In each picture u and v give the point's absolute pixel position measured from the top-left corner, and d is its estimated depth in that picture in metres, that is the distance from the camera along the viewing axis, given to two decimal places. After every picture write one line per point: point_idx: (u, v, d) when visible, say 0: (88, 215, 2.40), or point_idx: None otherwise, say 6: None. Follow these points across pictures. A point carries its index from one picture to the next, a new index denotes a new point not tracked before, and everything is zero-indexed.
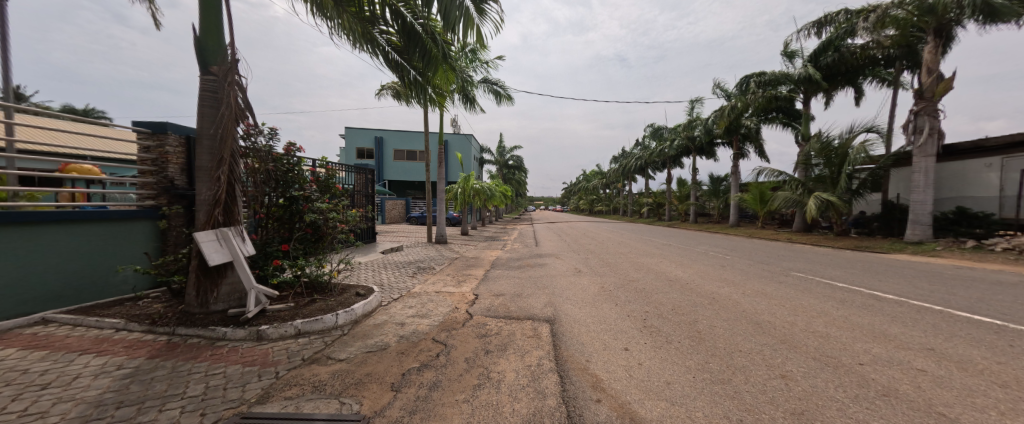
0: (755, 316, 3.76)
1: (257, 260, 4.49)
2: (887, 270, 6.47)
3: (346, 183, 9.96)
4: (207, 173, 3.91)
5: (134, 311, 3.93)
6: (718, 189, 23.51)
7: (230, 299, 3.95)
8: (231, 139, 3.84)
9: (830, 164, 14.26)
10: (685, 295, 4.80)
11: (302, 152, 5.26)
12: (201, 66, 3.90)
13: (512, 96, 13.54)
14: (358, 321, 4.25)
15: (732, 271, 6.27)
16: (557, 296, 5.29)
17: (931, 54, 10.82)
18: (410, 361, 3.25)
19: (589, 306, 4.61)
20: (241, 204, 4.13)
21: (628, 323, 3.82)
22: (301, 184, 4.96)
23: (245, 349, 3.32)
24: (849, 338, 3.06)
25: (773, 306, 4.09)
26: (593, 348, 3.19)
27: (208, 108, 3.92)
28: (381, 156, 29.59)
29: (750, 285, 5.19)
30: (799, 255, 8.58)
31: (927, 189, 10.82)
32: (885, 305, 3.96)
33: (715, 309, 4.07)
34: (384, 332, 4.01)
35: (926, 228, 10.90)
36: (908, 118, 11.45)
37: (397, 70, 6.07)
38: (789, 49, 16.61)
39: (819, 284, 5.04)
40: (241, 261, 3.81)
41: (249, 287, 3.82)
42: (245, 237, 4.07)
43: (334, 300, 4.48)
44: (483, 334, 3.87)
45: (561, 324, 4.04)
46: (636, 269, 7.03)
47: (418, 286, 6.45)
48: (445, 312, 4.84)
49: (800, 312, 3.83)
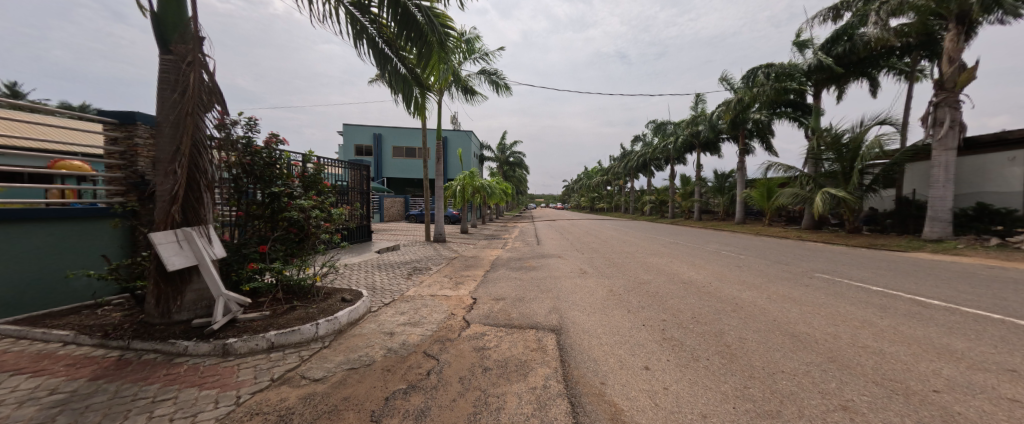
0: (789, 326, 3.32)
1: (229, 264, 4.04)
2: (918, 270, 5.99)
3: (337, 180, 9.49)
4: (165, 166, 3.46)
5: (89, 321, 3.48)
6: (723, 186, 22.98)
7: (197, 307, 3.50)
8: (196, 127, 3.41)
9: (842, 159, 13.65)
10: (703, 300, 4.36)
11: (285, 144, 4.84)
12: (159, 44, 3.45)
13: (512, 86, 13.04)
14: (342, 331, 3.81)
15: (751, 273, 5.81)
16: (562, 301, 4.85)
17: (952, 42, 10.26)
18: (396, 380, 2.82)
19: (599, 313, 4.17)
20: (208, 200, 3.69)
21: (645, 334, 3.39)
22: (284, 180, 4.56)
23: (206, 367, 2.89)
24: (909, 356, 2.62)
25: (806, 314, 3.65)
26: (608, 367, 2.76)
27: (167, 91, 3.47)
28: (379, 153, 29.16)
29: (773, 289, 4.74)
30: (816, 254, 8.12)
31: (948, 184, 10.34)
32: (935, 313, 3.50)
33: (742, 318, 3.63)
34: (371, 344, 3.57)
35: (946, 225, 10.42)
36: (928, 110, 10.91)
37: (382, 63, 5.52)
38: (801, 39, 16.16)
39: (850, 288, 4.59)
40: (207, 265, 3.40)
41: (217, 294, 3.40)
42: (213, 238, 3.64)
43: (317, 308, 4.03)
44: (482, 347, 3.43)
45: (567, 334, 3.60)
46: (645, 270, 6.58)
47: (411, 289, 6.01)
48: (439, 319, 4.40)
49: (840, 321, 3.40)
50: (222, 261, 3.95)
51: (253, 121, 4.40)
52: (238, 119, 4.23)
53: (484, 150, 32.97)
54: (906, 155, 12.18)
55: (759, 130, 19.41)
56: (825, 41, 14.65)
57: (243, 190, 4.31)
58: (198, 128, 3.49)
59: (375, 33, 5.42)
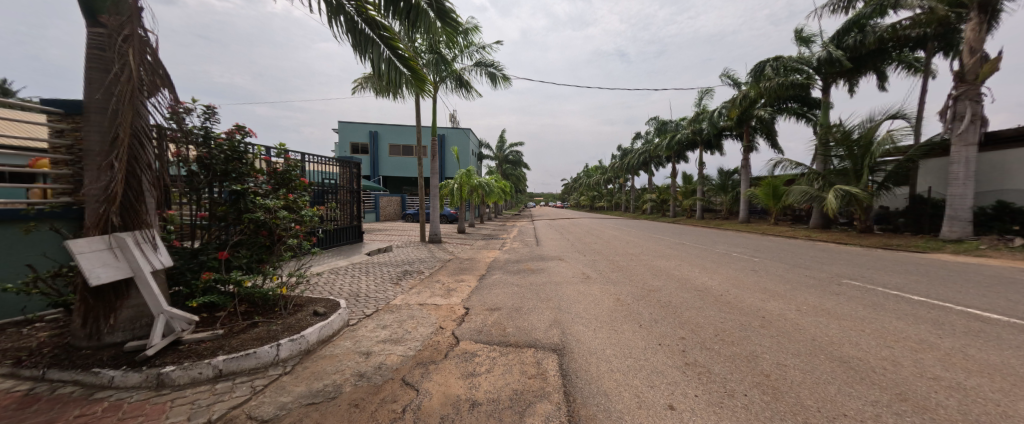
0: (833, 348, 2.82)
1: (182, 274, 3.53)
2: (952, 275, 5.47)
3: (321, 178, 8.89)
4: (95, 159, 2.83)
5: (4, 343, 2.94)
6: (727, 184, 22.50)
7: (135, 326, 2.96)
8: (132, 113, 2.82)
9: (852, 156, 13.09)
10: (724, 313, 3.84)
11: (253, 137, 4.33)
12: (86, 13, 2.83)
13: (509, 79, 12.47)
14: (310, 351, 3.29)
15: (770, 278, 5.31)
16: (563, 312, 4.34)
17: (973, 32, 9.72)
18: (363, 421, 2.29)
19: (607, 328, 3.65)
20: (152, 201, 3.13)
21: (663, 357, 2.86)
22: (250, 176, 4.07)
23: (132, 405, 2.35)
24: (997, 393, 2.11)
25: (848, 332, 3.14)
26: (623, 406, 2.23)
27: (96, 71, 2.85)
28: (376, 150, 28.65)
29: (801, 298, 4.23)
30: (834, 255, 7.61)
31: (968, 181, 9.84)
32: (1003, 331, 2.99)
33: (776, 336, 3.12)
34: (342, 369, 3.04)
35: (965, 225, 9.93)
36: (946, 103, 10.39)
37: (363, 45, 5.03)
38: (803, 34, 15.65)
39: (888, 298, 4.09)
40: (145, 277, 2.86)
41: (158, 311, 2.87)
42: (158, 245, 3.09)
43: (282, 324, 3.50)
44: (471, 372, 2.91)
45: (571, 355, 3.08)
46: (653, 275, 6.05)
47: (398, 297, 5.48)
48: (425, 334, 3.88)
49: (892, 342, 2.89)
50: (172, 270, 3.46)
51: (212, 109, 3.85)
52: (193, 106, 3.68)
53: (484, 148, 32.38)
54: (920, 151, 11.56)
55: (763, 127, 18.96)
56: (835, 32, 14.10)
57: (201, 188, 3.85)
58: (138, 115, 2.89)
59: (353, 12, 4.91)
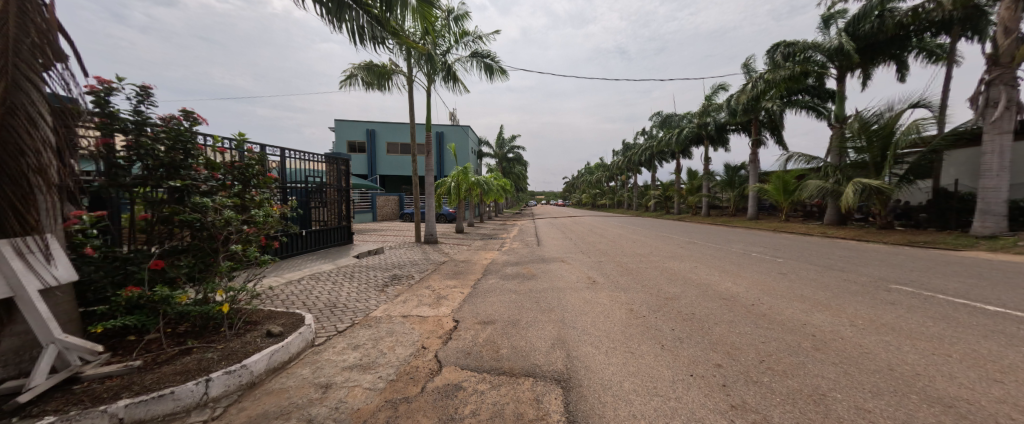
0: (924, 384, 2.16)
1: (104, 289, 2.90)
2: (1010, 277, 4.80)
3: (305, 176, 8.23)
4: None
5: None
6: (734, 180, 21.68)
7: (19, 359, 2.31)
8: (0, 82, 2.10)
9: (872, 147, 12.27)
10: (764, 330, 3.16)
11: (204, 124, 3.68)
12: None
13: (505, 70, 11.80)
14: (253, 386, 2.65)
15: (803, 283, 4.64)
16: (567, 327, 3.69)
17: (1009, 11, 8.88)
18: None
19: (622, 350, 3.00)
20: (44, 200, 2.39)
21: (698, 395, 2.21)
22: (193, 171, 3.43)
23: None
24: None
25: (933, 358, 2.47)
26: None
27: None
28: (373, 150, 28.06)
29: (852, 309, 3.55)
30: (862, 255, 6.95)
31: (1002, 172, 9.12)
32: None
33: (840, 365, 2.44)
34: (288, 410, 2.37)
35: (1000, 219, 9.19)
36: (977, 89, 9.65)
37: (335, 11, 4.10)
38: (831, 11, 14.80)
39: (958, 309, 3.41)
40: (31, 299, 2.24)
41: (49, 341, 2.28)
42: (51, 256, 2.43)
43: (222, 350, 2.85)
44: (450, 416, 2.24)
45: (579, 392, 2.40)
46: (668, 280, 5.39)
47: (380, 307, 4.83)
48: (402, 357, 3.24)
49: (997, 375, 2.22)
50: (89, 285, 2.83)
51: (146, 90, 3.20)
52: (117, 85, 3.02)
53: (484, 146, 31.74)
54: (945, 141, 10.78)
55: (772, 120, 18.26)
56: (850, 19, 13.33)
57: (133, 184, 3.17)
58: (16, 87, 2.19)
59: None
